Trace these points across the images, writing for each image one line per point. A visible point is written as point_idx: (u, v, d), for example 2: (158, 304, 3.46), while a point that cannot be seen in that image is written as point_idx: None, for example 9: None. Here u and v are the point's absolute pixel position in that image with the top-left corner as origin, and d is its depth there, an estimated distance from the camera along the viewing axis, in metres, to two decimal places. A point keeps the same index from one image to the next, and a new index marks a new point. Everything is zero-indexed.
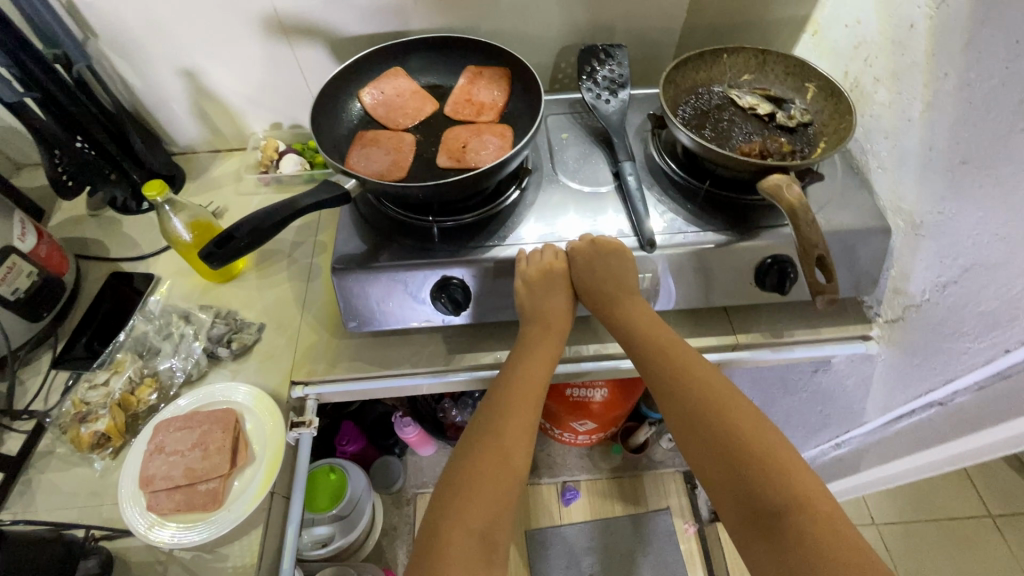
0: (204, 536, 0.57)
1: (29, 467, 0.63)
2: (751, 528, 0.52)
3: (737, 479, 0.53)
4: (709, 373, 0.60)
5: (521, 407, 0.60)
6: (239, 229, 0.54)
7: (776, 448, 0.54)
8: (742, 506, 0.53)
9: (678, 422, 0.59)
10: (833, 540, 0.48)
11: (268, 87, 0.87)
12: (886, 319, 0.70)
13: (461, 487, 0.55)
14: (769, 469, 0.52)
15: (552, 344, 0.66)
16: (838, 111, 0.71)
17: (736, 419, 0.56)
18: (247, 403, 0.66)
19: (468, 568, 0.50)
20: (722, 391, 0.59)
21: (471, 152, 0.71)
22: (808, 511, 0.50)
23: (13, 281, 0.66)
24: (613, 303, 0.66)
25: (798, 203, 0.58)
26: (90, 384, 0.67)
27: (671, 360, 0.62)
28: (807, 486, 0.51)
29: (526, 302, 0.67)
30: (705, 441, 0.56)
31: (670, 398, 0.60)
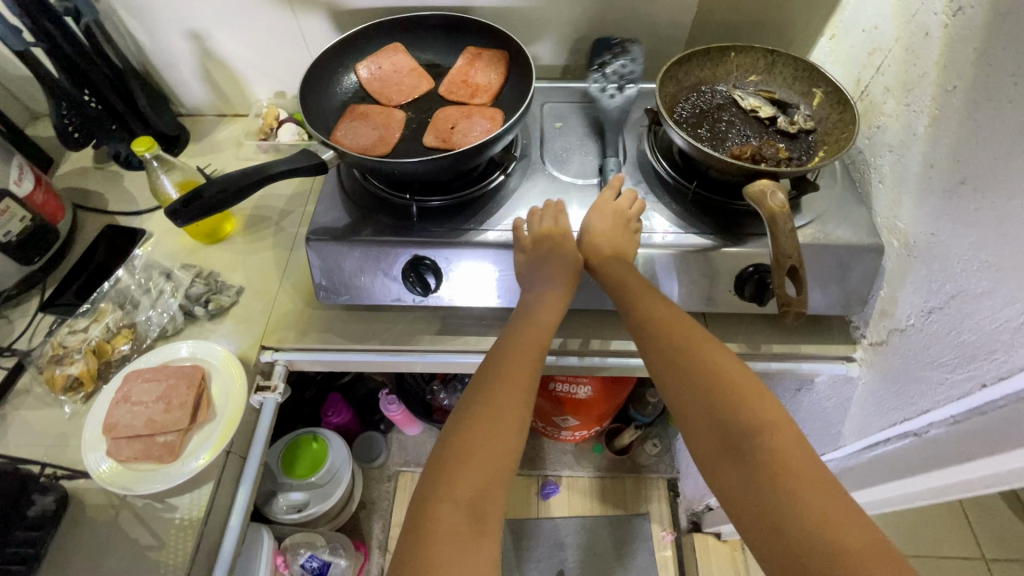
0: (156, 485, 0.59)
1: (7, 401, 0.66)
2: (719, 453, 0.47)
3: (707, 405, 0.49)
4: (686, 319, 0.56)
5: (518, 363, 0.56)
6: (207, 188, 0.55)
7: (755, 393, 0.49)
8: (711, 432, 0.48)
9: (652, 364, 0.55)
10: (818, 493, 0.42)
11: (272, 54, 0.87)
12: (871, 341, 0.67)
13: (459, 450, 0.49)
14: (746, 410, 0.47)
15: (550, 310, 0.61)
16: (842, 119, 0.67)
17: (715, 364, 0.51)
18: (215, 363, 0.67)
19: (458, 541, 0.45)
20: (698, 336, 0.54)
21: (458, 133, 0.70)
22: (787, 459, 0.44)
23: (5, 224, 0.68)
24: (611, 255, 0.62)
25: (779, 212, 0.56)
26: (70, 329, 0.69)
27: (647, 304, 0.57)
28: (787, 436, 0.46)
29: (529, 266, 0.63)
30: (683, 382, 0.51)
31: (647, 342, 0.56)
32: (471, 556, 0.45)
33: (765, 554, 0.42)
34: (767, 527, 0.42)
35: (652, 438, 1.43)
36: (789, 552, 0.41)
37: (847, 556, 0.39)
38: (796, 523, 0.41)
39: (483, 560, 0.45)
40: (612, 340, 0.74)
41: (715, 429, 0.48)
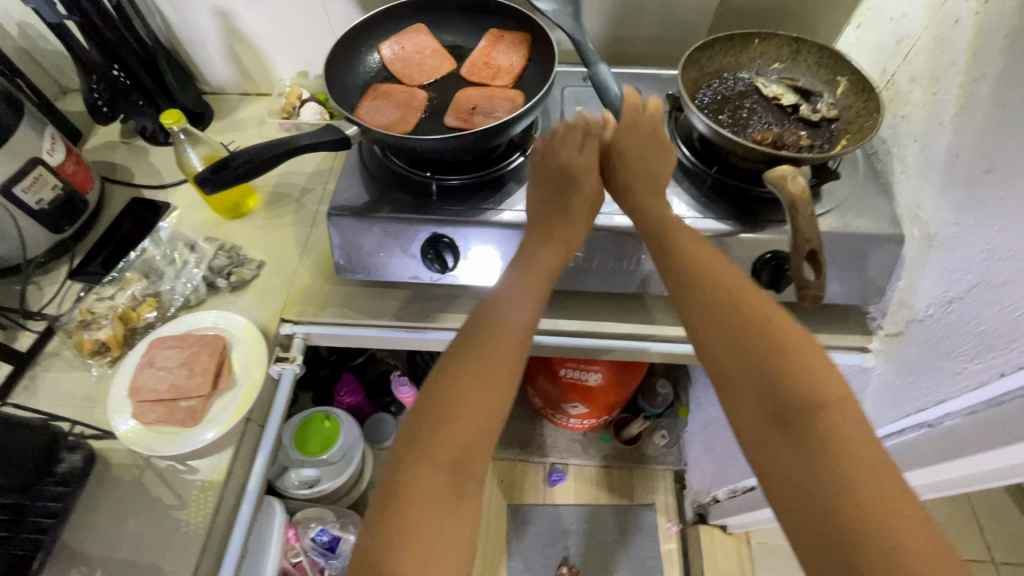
0: (179, 448, 0.61)
1: (36, 363, 0.69)
2: (769, 422, 0.45)
3: (762, 372, 0.47)
4: (744, 286, 0.53)
5: (514, 318, 0.54)
6: (236, 158, 0.56)
7: (818, 365, 0.46)
8: (764, 400, 0.46)
9: (699, 330, 0.52)
10: (877, 479, 0.40)
11: (297, 34, 0.89)
12: (887, 332, 0.67)
13: (435, 408, 0.48)
14: (808, 383, 0.45)
15: (552, 253, 0.60)
16: (866, 108, 0.66)
17: (778, 333, 0.48)
18: (236, 333, 0.69)
19: (438, 503, 0.44)
20: (758, 304, 0.51)
21: (479, 114, 0.70)
22: (844, 441, 0.42)
23: (37, 192, 0.70)
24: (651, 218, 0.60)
25: (801, 197, 0.55)
26: (98, 296, 0.71)
27: (702, 267, 0.55)
28: (845, 418, 0.43)
29: (538, 197, 0.63)
30: (736, 346, 0.49)
31: (695, 307, 0.53)
32: (450, 519, 0.44)
33: (807, 540, 0.40)
34: (817, 513, 0.40)
35: (660, 429, 1.43)
36: (835, 535, 0.39)
37: (900, 549, 0.37)
38: (849, 510, 0.39)
39: (463, 520, 0.45)
40: (626, 324, 0.74)
41: (769, 404, 0.45)
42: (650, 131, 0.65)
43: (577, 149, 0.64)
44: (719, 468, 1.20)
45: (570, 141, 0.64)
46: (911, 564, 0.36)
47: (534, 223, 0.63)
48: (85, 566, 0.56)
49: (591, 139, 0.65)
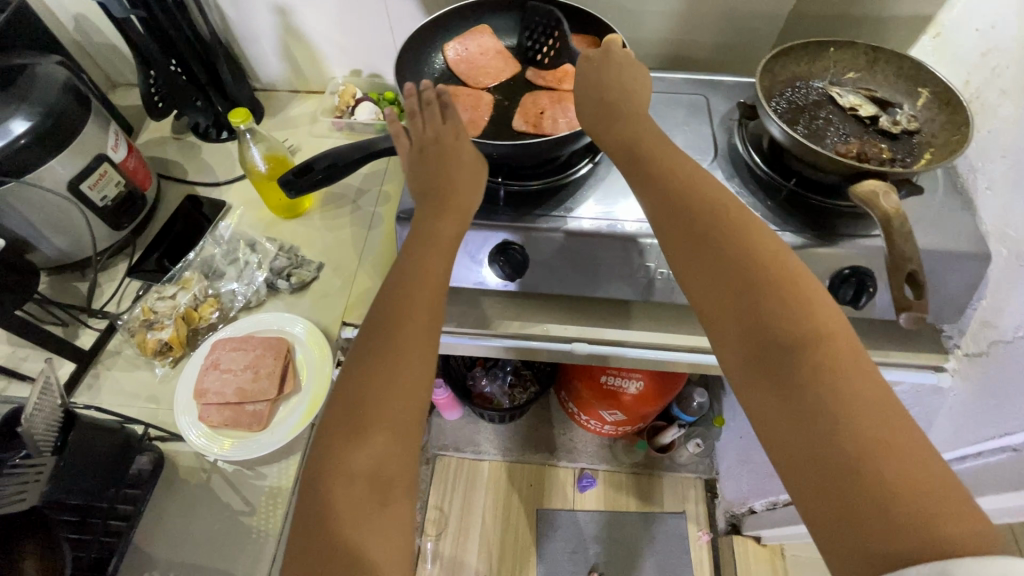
0: (249, 453, 0.61)
1: (99, 362, 0.69)
2: (755, 363, 0.40)
3: (749, 309, 0.41)
4: (734, 210, 0.47)
5: (427, 295, 0.50)
6: (316, 161, 0.57)
7: (808, 297, 0.41)
8: (747, 340, 0.41)
9: (683, 270, 0.46)
10: (878, 421, 0.34)
11: (353, 33, 0.88)
12: (966, 352, 0.66)
13: (349, 409, 0.43)
14: (797, 318, 0.39)
15: (452, 225, 0.56)
16: (952, 122, 0.64)
17: (767, 263, 0.43)
18: (299, 336, 0.68)
19: (356, 515, 0.40)
20: (749, 230, 0.45)
21: (548, 119, 0.69)
22: (840, 380, 0.36)
23: (103, 188, 0.70)
24: (636, 155, 0.54)
25: (895, 214, 0.54)
26: (159, 295, 0.71)
27: (691, 197, 0.49)
28: (841, 354, 0.38)
29: (421, 176, 0.60)
30: (719, 282, 0.43)
31: (678, 242, 0.47)
32: (379, 527, 0.40)
33: (802, 489, 0.35)
34: (810, 458, 0.35)
35: (694, 437, 1.39)
36: (832, 493, 0.34)
37: (904, 495, 0.32)
38: (843, 455, 0.34)
39: (395, 522, 0.41)
40: None
41: (754, 343, 0.40)
42: (601, 81, 0.61)
43: (429, 124, 0.63)
44: (757, 480, 1.18)
45: (432, 118, 0.63)
46: (913, 510, 0.31)
47: (424, 199, 0.59)
48: (155, 570, 0.57)
49: (446, 114, 0.64)
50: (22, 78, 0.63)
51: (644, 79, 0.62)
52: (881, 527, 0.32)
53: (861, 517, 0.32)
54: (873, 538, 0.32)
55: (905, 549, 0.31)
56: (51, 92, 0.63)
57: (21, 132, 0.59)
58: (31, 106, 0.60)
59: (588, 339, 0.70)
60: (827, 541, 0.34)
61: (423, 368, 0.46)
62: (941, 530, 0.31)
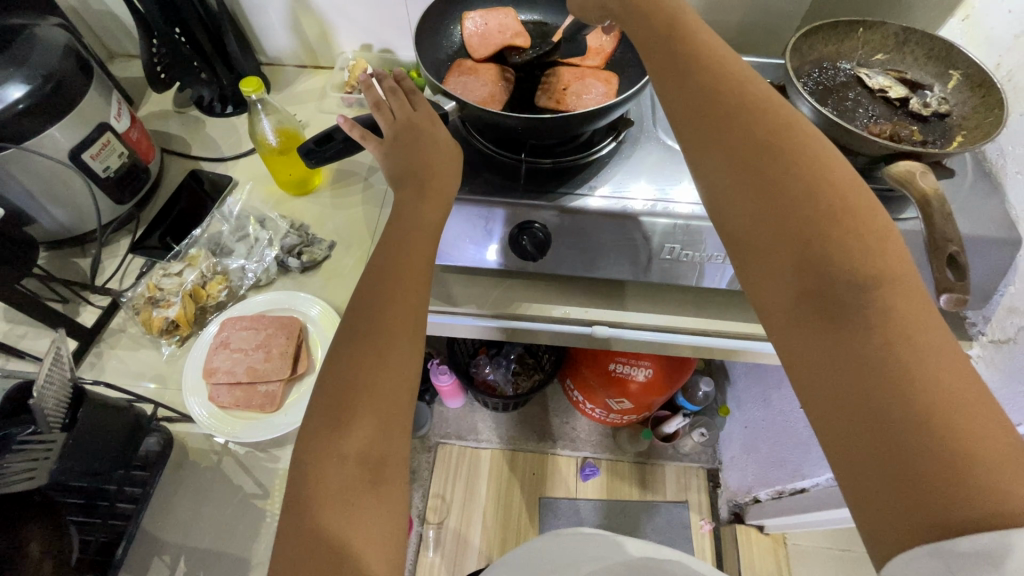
0: (260, 435, 0.59)
1: (102, 340, 0.67)
2: (803, 303, 0.35)
3: (803, 241, 0.35)
4: (788, 125, 0.39)
5: (419, 273, 0.48)
6: (338, 132, 0.60)
7: (874, 232, 0.34)
8: (798, 277, 0.35)
9: (725, 192, 0.40)
10: (944, 374, 0.29)
11: (364, 4, 0.84)
12: (992, 339, 0.64)
13: (338, 390, 0.41)
14: (859, 254, 0.34)
15: (432, 211, 0.52)
16: (984, 104, 0.63)
17: (830, 188, 0.36)
18: (312, 315, 0.66)
19: (348, 496, 0.38)
20: (810, 150, 0.38)
21: (572, 94, 0.66)
22: (906, 330, 0.31)
23: (105, 159, 0.67)
24: (671, 55, 0.45)
25: (933, 193, 0.53)
26: (165, 272, 0.68)
27: (743, 107, 0.41)
28: (907, 299, 0.32)
29: (395, 166, 0.56)
30: (768, 208, 0.37)
31: (718, 164, 0.40)
32: (368, 513, 0.38)
33: (843, 444, 0.31)
34: (862, 411, 0.31)
35: (699, 427, 1.37)
36: (882, 454, 0.29)
37: (965, 459, 0.27)
38: (897, 411, 0.29)
39: (384, 507, 0.39)
40: None
41: (804, 283, 0.35)
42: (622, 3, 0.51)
43: (397, 112, 0.58)
44: (763, 468, 1.16)
45: (400, 107, 0.59)
46: (972, 477, 0.27)
47: (402, 184, 0.55)
48: (167, 555, 0.56)
49: (414, 101, 0.60)
50: (20, 39, 0.59)
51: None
52: (933, 495, 0.28)
53: (913, 487, 0.28)
54: (920, 506, 0.28)
55: (959, 520, 0.27)
56: (51, 55, 0.59)
57: (19, 96, 0.56)
58: (31, 70, 0.57)
59: (611, 322, 0.68)
60: (864, 506, 0.30)
61: (411, 351, 0.44)
62: (1013, 499, 0.26)
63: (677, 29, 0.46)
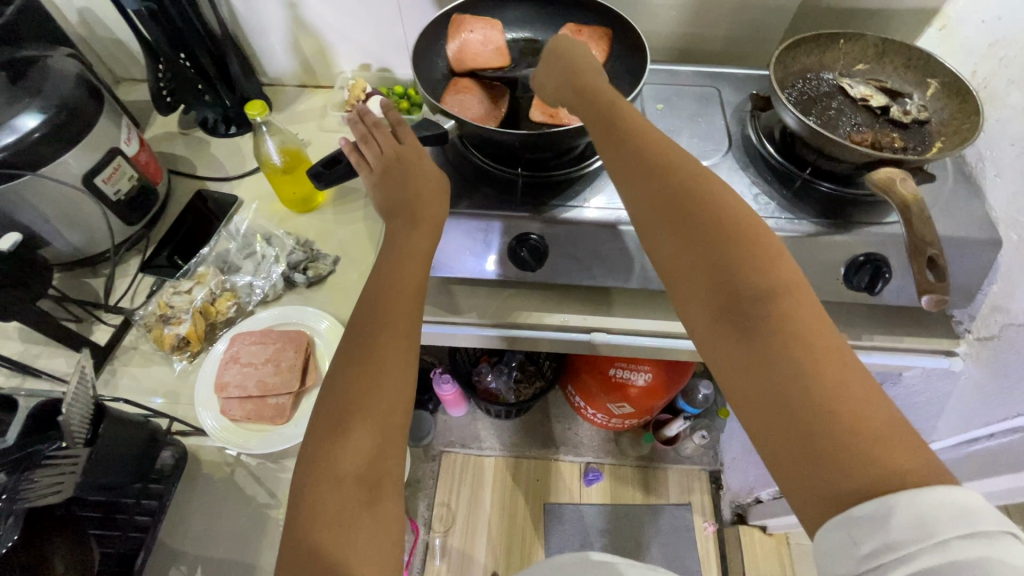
0: (270, 446, 0.61)
1: (115, 358, 0.69)
2: (719, 317, 0.37)
3: (713, 260, 0.38)
4: (690, 163, 0.43)
5: (415, 294, 0.50)
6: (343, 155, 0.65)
7: (770, 247, 0.38)
8: (712, 293, 0.38)
9: (644, 223, 0.43)
10: (835, 368, 0.32)
11: (362, 26, 0.87)
12: (977, 336, 0.66)
13: (342, 403, 0.44)
14: (758, 268, 0.37)
15: (424, 237, 0.55)
16: (962, 111, 0.66)
17: (730, 213, 0.40)
18: (319, 329, 0.68)
19: (342, 517, 0.40)
20: (708, 183, 0.42)
21: (565, 109, 0.69)
22: (800, 331, 0.34)
23: (116, 182, 0.69)
24: (592, 105, 0.51)
25: (913, 199, 0.55)
26: (175, 290, 0.70)
27: (649, 147, 0.45)
28: (802, 303, 0.35)
29: (389, 195, 0.60)
30: (681, 233, 0.40)
31: (635, 200, 0.43)
32: (367, 525, 0.40)
33: (767, 442, 0.33)
34: (772, 410, 0.33)
35: (700, 429, 1.38)
36: (797, 445, 0.32)
37: (866, 439, 0.30)
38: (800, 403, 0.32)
39: (380, 520, 0.41)
40: None
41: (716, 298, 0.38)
42: (566, 48, 0.58)
43: (384, 145, 0.62)
44: (763, 469, 1.18)
45: (386, 141, 0.63)
46: (874, 454, 0.30)
47: (392, 218, 0.58)
48: (183, 565, 0.58)
49: (401, 133, 0.63)
50: (34, 70, 0.62)
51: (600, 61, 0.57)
52: (842, 474, 0.30)
53: (821, 470, 0.30)
54: (834, 487, 0.30)
55: (864, 491, 0.29)
56: (66, 85, 0.62)
57: (35, 126, 0.58)
58: (46, 100, 0.59)
59: (609, 329, 0.70)
60: (794, 496, 0.32)
61: (406, 371, 0.46)
62: (902, 468, 0.29)
63: (596, 86, 0.52)
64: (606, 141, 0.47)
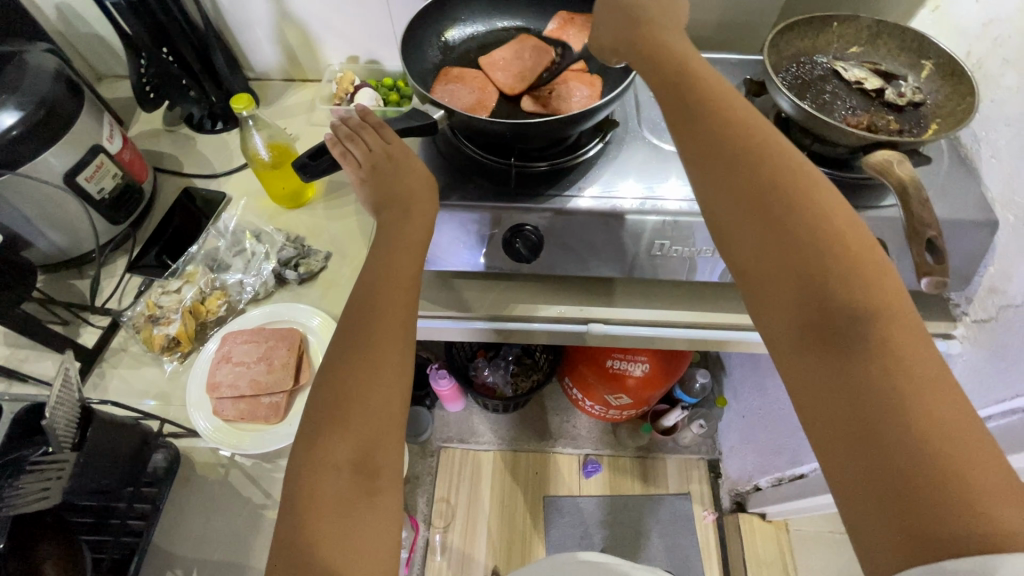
0: (265, 446, 0.60)
1: (104, 360, 0.67)
2: (807, 332, 0.35)
3: (807, 272, 0.36)
4: (796, 161, 0.40)
5: (406, 287, 0.49)
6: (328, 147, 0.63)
7: (872, 265, 0.36)
8: (801, 307, 0.36)
9: (728, 220, 0.40)
10: (946, 408, 0.30)
11: (349, 17, 0.85)
12: (975, 318, 0.66)
13: (332, 403, 0.42)
14: (859, 288, 0.35)
15: (416, 231, 0.54)
16: (956, 92, 0.65)
17: (830, 221, 0.37)
18: (312, 326, 0.67)
19: (345, 509, 0.39)
20: (809, 184, 0.39)
21: (557, 97, 0.68)
22: (904, 360, 0.32)
23: (100, 181, 0.67)
24: (675, 84, 0.46)
25: (910, 180, 0.55)
26: (164, 290, 0.69)
27: (742, 137, 0.41)
28: (906, 333, 0.33)
29: (379, 194, 0.59)
30: (770, 238, 0.38)
31: (720, 193, 0.41)
32: (365, 525, 0.39)
33: (844, 467, 0.32)
34: (864, 435, 0.31)
35: (699, 418, 1.39)
36: (888, 478, 0.30)
37: (967, 487, 0.28)
38: (900, 436, 0.30)
39: (378, 519, 0.40)
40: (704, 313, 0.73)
41: (807, 313, 0.36)
42: (642, 23, 0.52)
43: (373, 145, 0.61)
44: (762, 457, 1.18)
45: (374, 140, 0.61)
46: (972, 503, 0.28)
47: (385, 212, 0.57)
48: (179, 568, 0.57)
49: (384, 135, 0.62)
50: (11, 66, 0.60)
51: (680, 34, 0.52)
52: (933, 520, 0.29)
53: (909, 512, 0.29)
54: (920, 531, 0.29)
55: (950, 536, 0.28)
56: (43, 81, 0.60)
57: (12, 123, 0.57)
58: (23, 96, 0.58)
59: (605, 319, 0.70)
60: (860, 521, 0.31)
61: (404, 365, 0.45)
62: (1000, 522, 0.28)
63: (679, 64, 0.47)
64: (689, 126, 0.44)
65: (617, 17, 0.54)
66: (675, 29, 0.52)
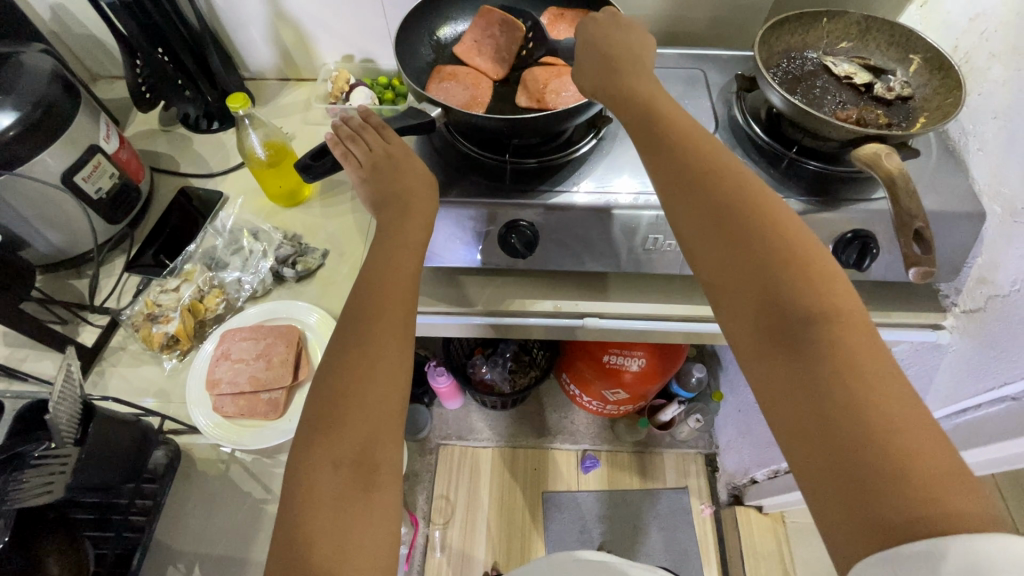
0: (264, 441, 0.60)
1: (103, 359, 0.68)
2: (764, 337, 0.36)
3: (761, 278, 0.37)
4: (749, 176, 0.42)
5: (404, 282, 0.50)
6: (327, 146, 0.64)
7: (823, 270, 0.37)
8: (758, 313, 0.37)
9: (688, 234, 0.42)
10: (895, 401, 0.31)
11: (344, 16, 0.86)
12: (964, 309, 0.68)
13: (332, 397, 0.43)
14: (810, 291, 0.36)
15: (413, 227, 0.55)
16: (944, 86, 0.66)
17: (782, 230, 0.39)
18: (310, 323, 0.68)
19: (343, 503, 0.40)
20: (762, 198, 0.41)
21: (551, 93, 0.68)
22: (856, 358, 0.33)
23: (97, 181, 0.68)
24: (638, 105, 0.49)
25: (898, 172, 0.55)
26: (162, 288, 0.70)
27: (698, 155, 0.44)
28: (858, 332, 0.34)
29: (377, 192, 0.60)
30: (727, 249, 0.39)
31: (679, 207, 0.43)
32: (364, 517, 0.40)
33: (804, 466, 0.33)
34: (818, 433, 0.32)
35: (694, 413, 1.38)
36: (844, 473, 0.31)
37: (918, 476, 0.29)
38: (853, 431, 0.31)
39: (377, 510, 0.41)
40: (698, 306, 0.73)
41: (764, 318, 0.37)
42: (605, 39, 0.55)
43: (373, 144, 0.62)
44: (758, 450, 1.19)
45: (375, 140, 0.62)
46: (924, 491, 0.29)
47: (383, 210, 0.58)
48: (181, 563, 0.58)
49: (385, 135, 0.63)
50: (7, 67, 0.60)
51: (647, 60, 0.54)
52: (889, 510, 0.29)
53: (866, 504, 0.30)
54: (877, 521, 0.29)
55: (906, 526, 0.28)
56: (40, 81, 0.60)
57: (9, 123, 0.57)
58: (20, 97, 0.58)
59: (601, 313, 0.70)
60: (823, 517, 0.32)
61: (402, 359, 0.46)
62: (953, 510, 0.28)
63: (644, 85, 0.50)
64: (650, 145, 0.46)
65: (589, 35, 0.57)
66: (645, 51, 0.55)
